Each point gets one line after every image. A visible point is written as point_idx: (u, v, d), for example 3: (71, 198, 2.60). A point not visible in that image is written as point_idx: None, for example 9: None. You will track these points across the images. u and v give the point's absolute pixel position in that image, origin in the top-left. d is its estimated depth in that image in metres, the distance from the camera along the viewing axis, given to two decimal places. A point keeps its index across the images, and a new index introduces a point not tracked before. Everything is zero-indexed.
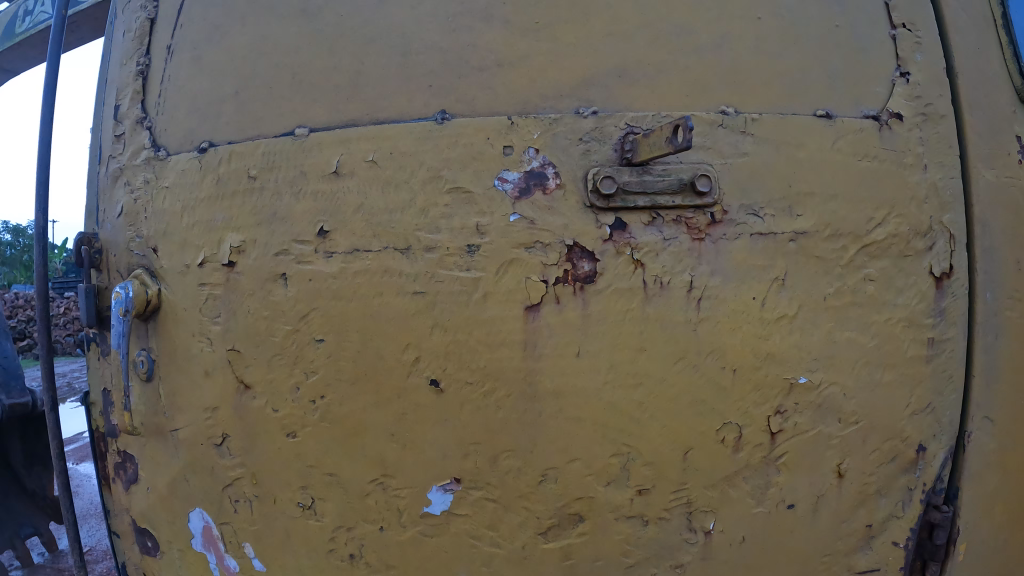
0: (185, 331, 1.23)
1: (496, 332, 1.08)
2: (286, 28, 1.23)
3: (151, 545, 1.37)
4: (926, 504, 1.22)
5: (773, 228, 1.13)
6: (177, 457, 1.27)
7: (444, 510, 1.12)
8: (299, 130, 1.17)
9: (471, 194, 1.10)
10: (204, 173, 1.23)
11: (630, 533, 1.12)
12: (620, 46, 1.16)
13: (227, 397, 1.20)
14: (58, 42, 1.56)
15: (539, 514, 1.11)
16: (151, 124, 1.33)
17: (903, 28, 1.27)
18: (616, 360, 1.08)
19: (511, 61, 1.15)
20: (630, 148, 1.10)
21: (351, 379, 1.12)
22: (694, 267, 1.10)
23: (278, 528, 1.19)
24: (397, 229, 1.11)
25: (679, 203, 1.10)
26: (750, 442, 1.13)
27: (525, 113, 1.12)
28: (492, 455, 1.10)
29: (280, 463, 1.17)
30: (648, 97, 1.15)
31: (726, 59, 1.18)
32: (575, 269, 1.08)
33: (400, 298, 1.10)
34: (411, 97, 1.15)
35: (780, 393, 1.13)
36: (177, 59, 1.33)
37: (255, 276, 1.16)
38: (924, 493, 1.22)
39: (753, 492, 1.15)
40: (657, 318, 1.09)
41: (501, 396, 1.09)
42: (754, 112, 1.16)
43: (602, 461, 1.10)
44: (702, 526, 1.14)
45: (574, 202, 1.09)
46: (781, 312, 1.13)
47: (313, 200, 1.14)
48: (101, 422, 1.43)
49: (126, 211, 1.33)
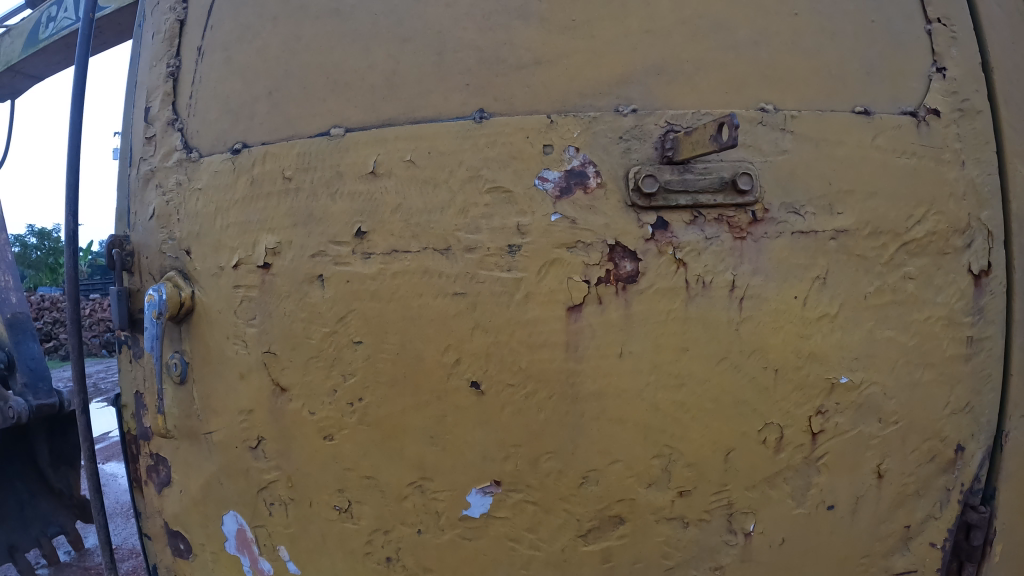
0: (219, 333, 1.23)
1: (537, 333, 1.06)
2: (316, 28, 1.21)
3: (183, 548, 1.37)
4: (963, 505, 1.19)
5: (814, 226, 1.11)
6: (212, 460, 1.27)
7: (483, 513, 1.10)
8: (335, 130, 1.16)
9: (512, 194, 1.08)
10: (238, 174, 1.22)
11: (670, 535, 1.10)
12: (657, 43, 1.14)
13: (264, 399, 1.19)
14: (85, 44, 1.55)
15: (579, 517, 1.09)
16: (182, 126, 1.32)
17: (938, 23, 1.24)
18: (659, 360, 1.06)
19: (549, 59, 1.13)
20: (671, 147, 1.07)
21: (389, 381, 1.10)
22: (737, 266, 1.08)
23: (314, 530, 1.18)
24: (437, 229, 1.09)
25: (720, 201, 1.08)
26: (792, 443, 1.11)
27: (564, 111, 1.11)
28: (533, 458, 1.08)
29: (316, 465, 1.16)
30: (687, 95, 1.13)
31: (765, 55, 1.16)
32: (617, 268, 1.06)
33: (439, 299, 1.08)
34: (447, 97, 1.13)
35: (822, 393, 1.11)
36: (208, 60, 1.32)
37: (291, 277, 1.15)
38: (962, 494, 1.19)
39: (794, 493, 1.12)
40: (700, 318, 1.07)
41: (543, 398, 1.07)
42: (793, 109, 1.14)
43: (644, 463, 1.08)
44: (742, 527, 1.12)
45: (615, 202, 1.07)
46: (823, 312, 1.10)
47: (350, 200, 1.13)
48: (133, 425, 1.44)
49: (158, 213, 1.32)
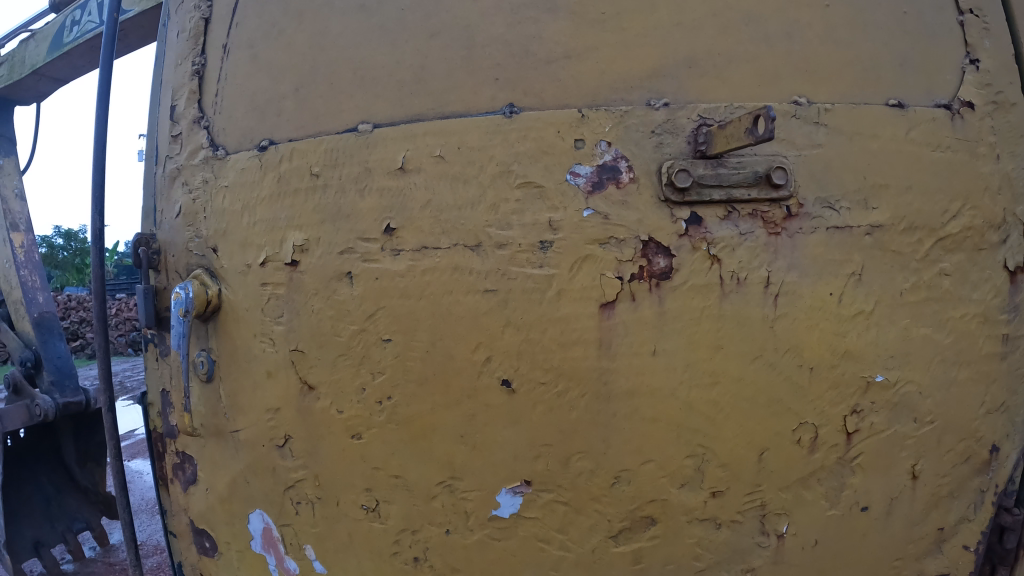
0: (246, 331, 1.22)
1: (569, 330, 1.04)
2: (341, 24, 1.20)
3: (209, 546, 1.37)
4: (998, 507, 1.16)
5: (849, 222, 1.09)
6: (238, 458, 1.26)
7: (512, 513, 1.08)
8: (363, 126, 1.15)
9: (544, 189, 1.06)
10: (265, 172, 1.21)
11: (702, 537, 1.08)
12: (688, 35, 1.12)
13: (291, 397, 1.18)
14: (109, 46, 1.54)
15: (611, 517, 1.07)
16: (209, 124, 1.32)
17: (970, 14, 1.21)
18: (693, 359, 1.04)
19: (579, 52, 1.11)
20: (705, 141, 1.05)
21: (418, 380, 1.09)
22: (772, 262, 1.06)
23: (341, 530, 1.17)
24: (467, 225, 1.08)
25: (754, 196, 1.06)
26: (826, 443, 1.08)
27: (595, 105, 1.09)
28: (565, 457, 1.06)
29: (344, 464, 1.15)
30: (719, 89, 1.10)
31: (797, 48, 1.13)
32: (651, 264, 1.04)
33: (470, 296, 1.07)
34: (477, 91, 1.11)
35: (857, 392, 1.09)
36: (234, 57, 1.31)
37: (319, 274, 1.14)
38: (996, 496, 1.16)
39: (828, 494, 1.10)
40: (735, 315, 1.05)
41: (575, 397, 1.05)
42: (826, 102, 1.11)
43: (676, 462, 1.06)
44: (775, 529, 1.09)
45: (648, 197, 1.05)
46: (858, 308, 1.08)
47: (379, 196, 1.12)
48: (159, 423, 1.43)
49: (184, 211, 1.32)
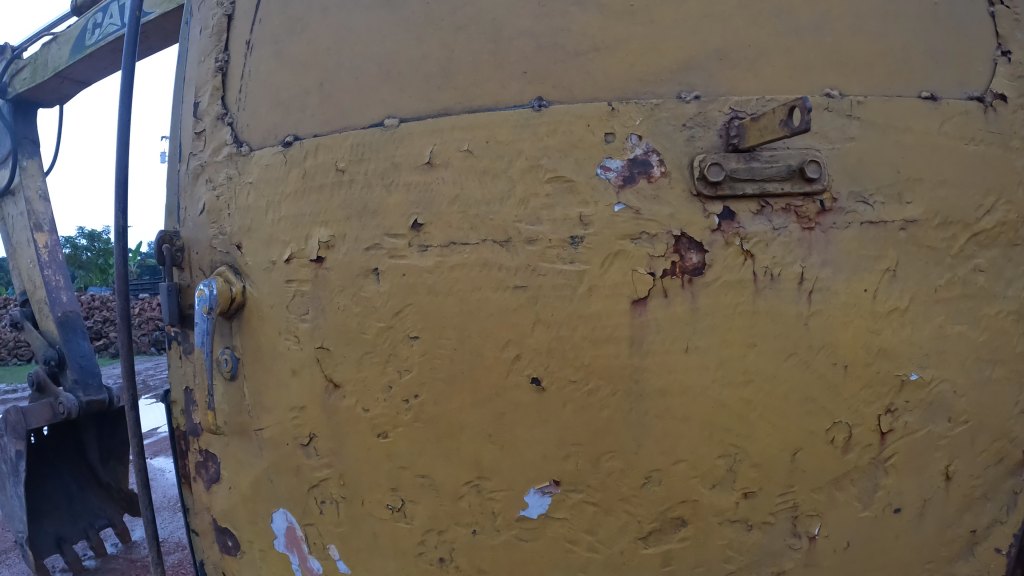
0: (271, 329, 1.21)
1: (601, 327, 1.02)
2: (365, 19, 1.19)
3: (232, 544, 1.35)
4: None
5: (884, 216, 1.06)
6: (262, 456, 1.25)
7: (541, 514, 1.06)
8: (389, 121, 1.13)
9: (574, 183, 1.04)
10: (290, 168, 1.20)
11: (734, 538, 1.05)
12: (720, 26, 1.09)
13: (316, 396, 1.17)
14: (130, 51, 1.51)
15: (641, 519, 1.04)
16: (232, 120, 1.31)
17: (1001, 5, 1.18)
18: (726, 356, 1.02)
19: (608, 45, 1.09)
20: (737, 134, 1.03)
21: (445, 378, 1.07)
22: (805, 258, 1.03)
23: (366, 530, 1.15)
24: (496, 220, 1.06)
25: (788, 190, 1.04)
26: (860, 443, 1.06)
27: (625, 98, 1.07)
28: (595, 457, 1.04)
29: (369, 463, 1.13)
30: (751, 81, 1.08)
31: (828, 39, 1.10)
32: (683, 260, 1.02)
33: (500, 292, 1.05)
34: (505, 85, 1.10)
35: (892, 391, 1.06)
36: (257, 53, 1.30)
37: (345, 271, 1.13)
38: None
39: (861, 495, 1.07)
40: (769, 311, 1.02)
41: (606, 395, 1.03)
42: (859, 94, 1.09)
43: (708, 462, 1.04)
44: (807, 531, 1.06)
45: (680, 191, 1.03)
46: (893, 305, 1.05)
47: (406, 191, 1.10)
48: (182, 421, 1.43)
49: (208, 208, 1.31)
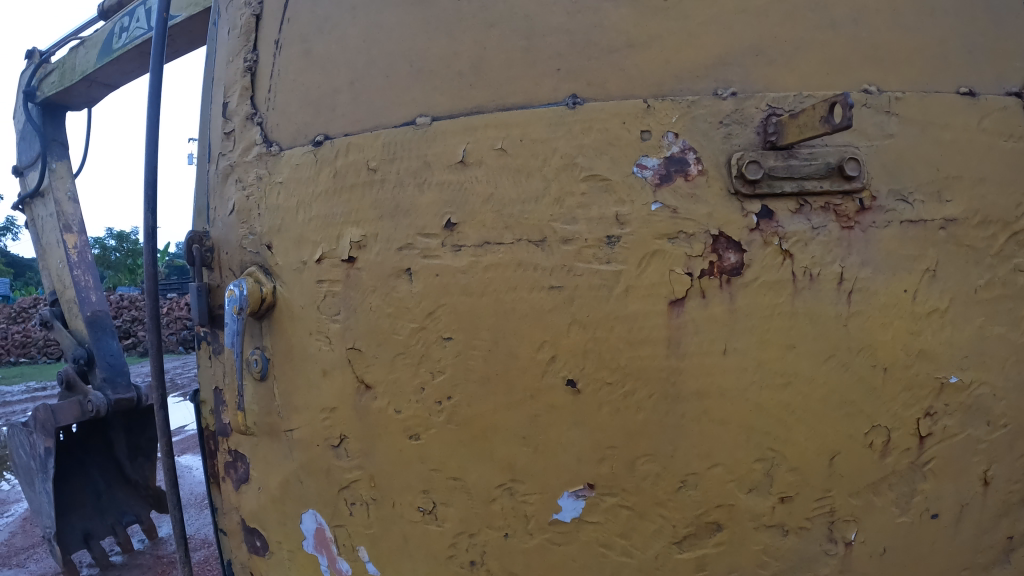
0: (301, 330, 1.20)
1: (637, 328, 1.00)
2: (395, 18, 1.18)
3: (260, 545, 1.35)
4: None
5: (923, 215, 1.04)
6: (292, 458, 1.24)
7: (574, 517, 1.04)
8: (421, 119, 1.12)
9: (610, 182, 1.03)
10: (320, 167, 1.19)
11: (769, 544, 1.03)
12: (756, 21, 1.07)
13: (348, 397, 1.16)
14: (158, 54, 1.49)
15: (675, 523, 1.02)
16: (262, 120, 1.31)
17: None
18: (765, 358, 1.00)
19: (643, 41, 1.07)
20: (775, 131, 1.01)
21: (479, 379, 1.06)
22: (845, 257, 1.01)
23: (396, 532, 1.14)
24: (531, 219, 1.04)
25: (827, 188, 1.01)
26: (898, 448, 1.03)
27: (661, 95, 1.05)
28: (630, 460, 1.02)
29: (401, 464, 1.12)
30: (787, 77, 1.06)
31: (864, 34, 1.08)
32: (721, 260, 1.00)
33: (535, 293, 1.03)
34: (538, 82, 1.08)
35: (931, 394, 1.03)
36: (286, 52, 1.29)
37: (378, 271, 1.12)
38: None
39: (898, 500, 1.04)
40: (808, 312, 1.00)
41: (642, 398, 1.01)
42: (897, 90, 1.06)
43: (745, 467, 1.02)
44: (843, 537, 1.04)
45: (717, 189, 1.01)
46: (933, 306, 1.03)
47: (439, 190, 1.09)
48: (212, 421, 1.43)
49: (238, 209, 1.31)
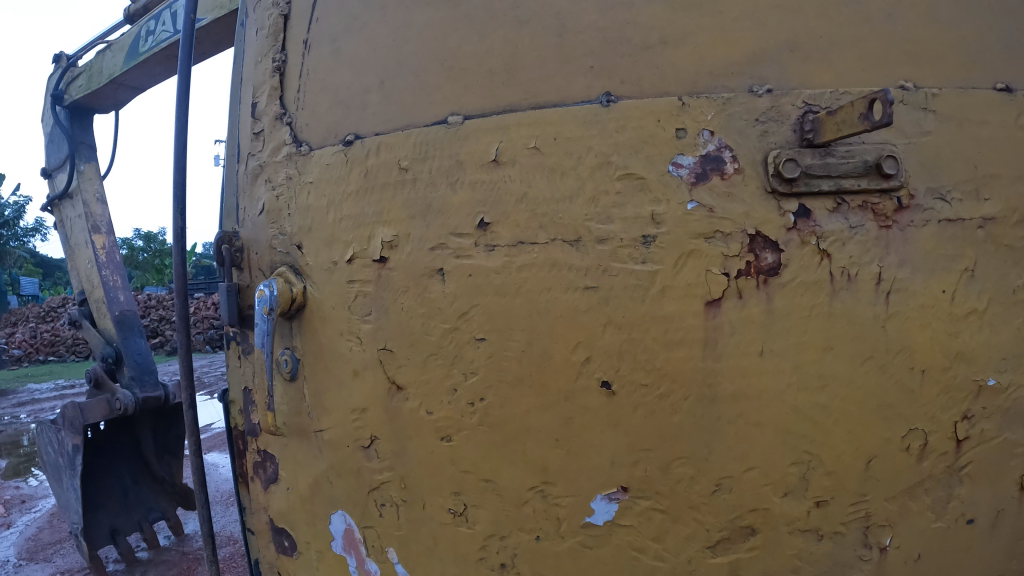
0: (332, 330, 1.20)
1: (673, 329, 0.99)
2: (425, 16, 1.17)
3: (288, 545, 1.35)
4: None
5: (961, 214, 1.02)
6: (322, 458, 1.24)
7: (606, 521, 1.03)
8: (453, 118, 1.12)
9: (645, 181, 1.02)
10: (351, 167, 1.19)
11: (803, 548, 1.01)
12: (791, 16, 1.05)
13: (379, 398, 1.16)
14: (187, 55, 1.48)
15: (709, 527, 1.01)
16: (291, 120, 1.31)
17: None
18: (802, 360, 0.98)
19: (677, 38, 1.05)
20: (811, 128, 1.00)
21: (512, 381, 1.05)
22: (883, 257, 0.99)
23: (426, 534, 1.14)
24: (566, 219, 1.04)
25: (864, 186, 1.00)
26: (935, 451, 1.01)
27: (696, 92, 1.03)
28: (664, 463, 1.01)
29: (432, 466, 1.12)
30: (823, 73, 1.04)
31: (900, 29, 1.06)
32: (758, 260, 0.99)
33: (570, 293, 1.03)
34: (572, 80, 1.07)
35: (969, 397, 1.01)
36: (315, 52, 1.29)
37: (410, 271, 1.12)
38: None
39: (934, 506, 1.02)
40: (846, 313, 0.98)
41: (678, 400, 0.99)
42: (934, 86, 1.04)
43: (781, 470, 1.00)
44: (878, 542, 1.02)
45: (754, 188, 1.00)
46: (971, 307, 1.01)
47: (472, 189, 1.09)
48: (240, 420, 1.43)
49: (268, 209, 1.31)
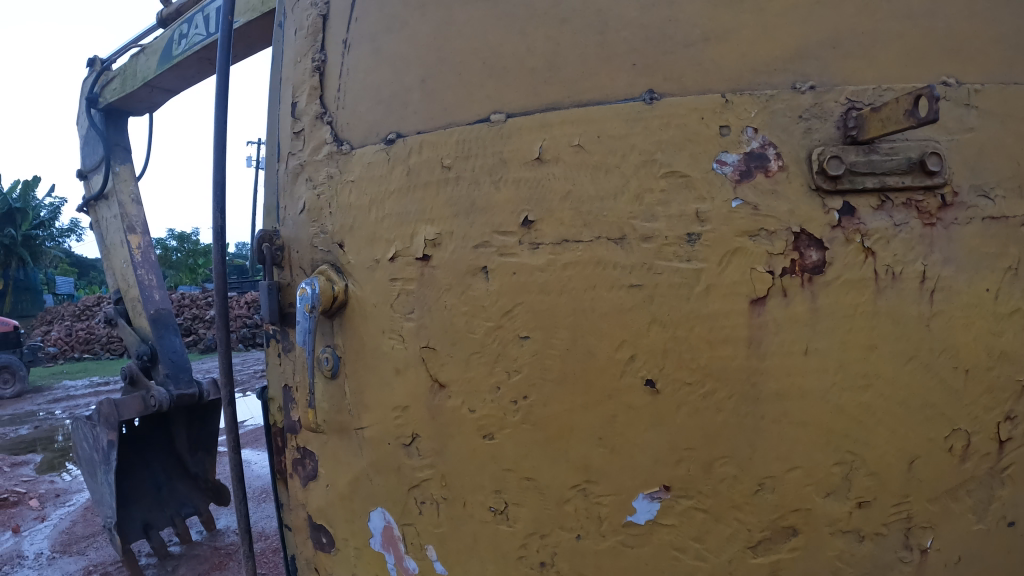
0: (374, 328, 1.21)
1: (718, 328, 0.99)
2: (465, 15, 1.18)
3: (326, 541, 1.36)
4: None
5: (1005, 211, 1.00)
6: (361, 456, 1.25)
7: (648, 520, 1.03)
8: (495, 116, 1.12)
9: (690, 178, 1.01)
10: (393, 165, 1.20)
11: (844, 550, 0.99)
12: (834, 12, 1.04)
13: (421, 395, 1.16)
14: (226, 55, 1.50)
15: (751, 527, 1.00)
16: (332, 119, 1.32)
17: None
18: (846, 359, 0.98)
19: (719, 35, 1.05)
20: (855, 125, 0.99)
21: (556, 379, 1.06)
22: (927, 255, 0.98)
23: (466, 532, 1.14)
24: (610, 217, 1.04)
25: (908, 183, 0.99)
26: (978, 452, 1.00)
27: (739, 89, 1.03)
28: (707, 462, 1.01)
29: (473, 464, 1.12)
30: (866, 70, 1.03)
31: (941, 24, 1.04)
32: (803, 258, 0.98)
33: (614, 291, 1.02)
34: (614, 78, 1.07)
35: (1012, 397, 1.00)
36: (355, 52, 1.30)
37: (453, 269, 1.12)
38: None
39: (976, 507, 1.01)
40: (891, 312, 0.98)
41: (722, 399, 0.99)
42: (976, 82, 1.03)
43: (824, 470, 0.99)
44: (919, 544, 1.00)
45: (799, 185, 1.00)
46: (1015, 306, 1.00)
47: (515, 187, 1.09)
48: (280, 418, 1.45)
49: (308, 207, 1.32)
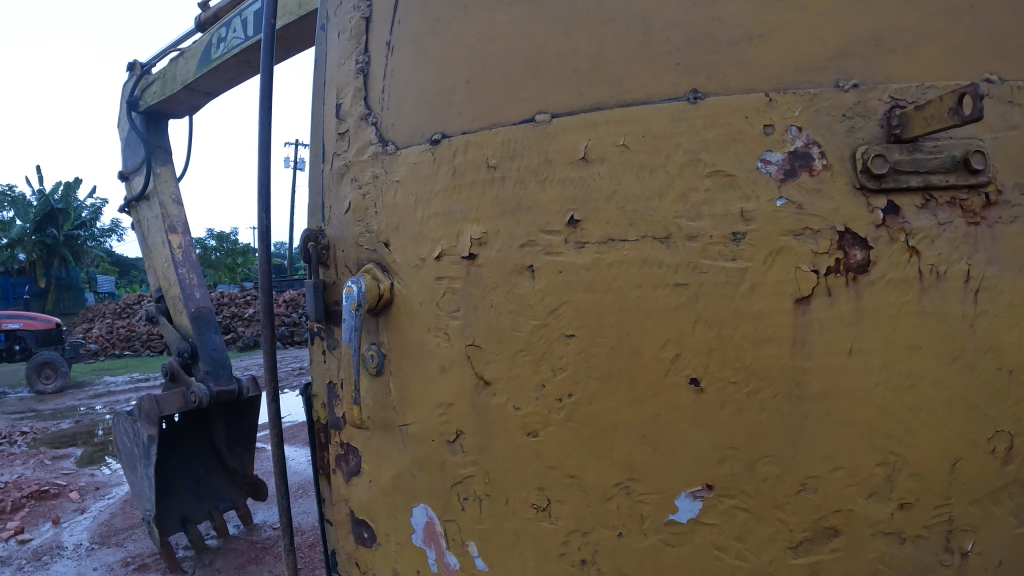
0: (420, 325, 1.23)
1: (763, 327, 1.00)
2: (508, 16, 1.20)
3: (367, 536, 1.38)
4: None
5: None
6: (405, 452, 1.27)
7: (690, 518, 1.04)
8: (540, 116, 1.14)
9: (734, 178, 1.03)
10: (439, 165, 1.22)
11: (885, 552, 0.99)
12: (878, 10, 1.05)
13: (465, 392, 1.18)
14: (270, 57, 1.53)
15: (793, 527, 1.00)
16: (377, 120, 1.34)
17: None
18: (890, 359, 0.98)
19: (762, 34, 1.06)
20: (899, 123, 0.99)
21: (602, 377, 1.07)
22: (972, 255, 0.98)
23: (508, 528, 1.16)
24: (656, 216, 1.05)
25: (952, 182, 0.98)
26: (1021, 454, 1.00)
27: (783, 88, 1.04)
28: (750, 461, 1.01)
29: (516, 461, 1.14)
30: (909, 67, 1.03)
31: (983, 21, 1.04)
32: (847, 257, 0.99)
33: (659, 290, 1.04)
34: (657, 78, 1.08)
35: None
36: (399, 53, 1.33)
37: (499, 267, 1.14)
38: None
39: (1018, 509, 1.01)
40: (935, 312, 0.98)
41: (766, 397, 1.00)
42: (1020, 79, 1.03)
43: (867, 471, 0.99)
44: (960, 546, 1.00)
45: (843, 184, 1.00)
46: None
47: (561, 187, 1.11)
48: (324, 414, 1.47)
49: (354, 207, 1.35)
